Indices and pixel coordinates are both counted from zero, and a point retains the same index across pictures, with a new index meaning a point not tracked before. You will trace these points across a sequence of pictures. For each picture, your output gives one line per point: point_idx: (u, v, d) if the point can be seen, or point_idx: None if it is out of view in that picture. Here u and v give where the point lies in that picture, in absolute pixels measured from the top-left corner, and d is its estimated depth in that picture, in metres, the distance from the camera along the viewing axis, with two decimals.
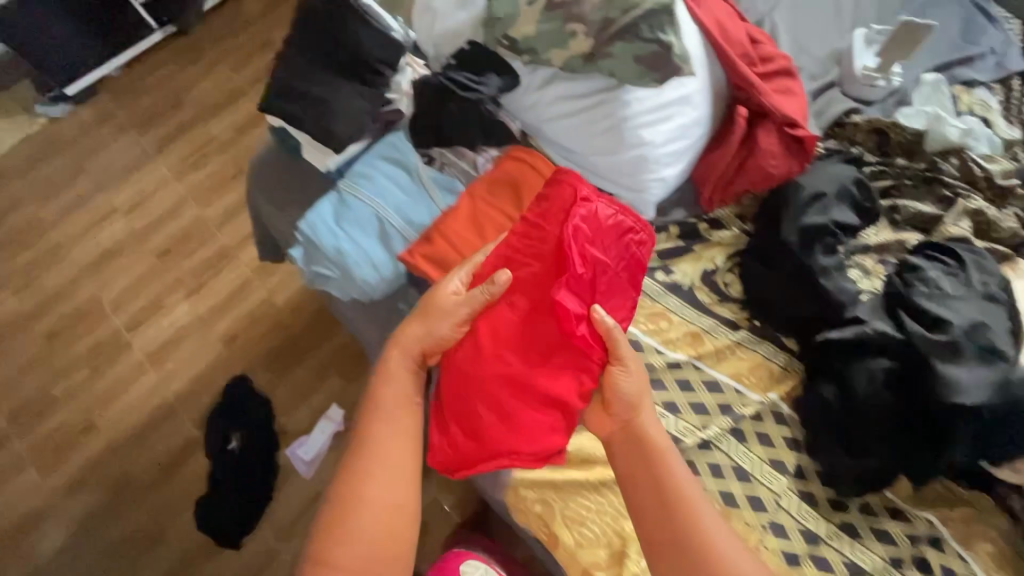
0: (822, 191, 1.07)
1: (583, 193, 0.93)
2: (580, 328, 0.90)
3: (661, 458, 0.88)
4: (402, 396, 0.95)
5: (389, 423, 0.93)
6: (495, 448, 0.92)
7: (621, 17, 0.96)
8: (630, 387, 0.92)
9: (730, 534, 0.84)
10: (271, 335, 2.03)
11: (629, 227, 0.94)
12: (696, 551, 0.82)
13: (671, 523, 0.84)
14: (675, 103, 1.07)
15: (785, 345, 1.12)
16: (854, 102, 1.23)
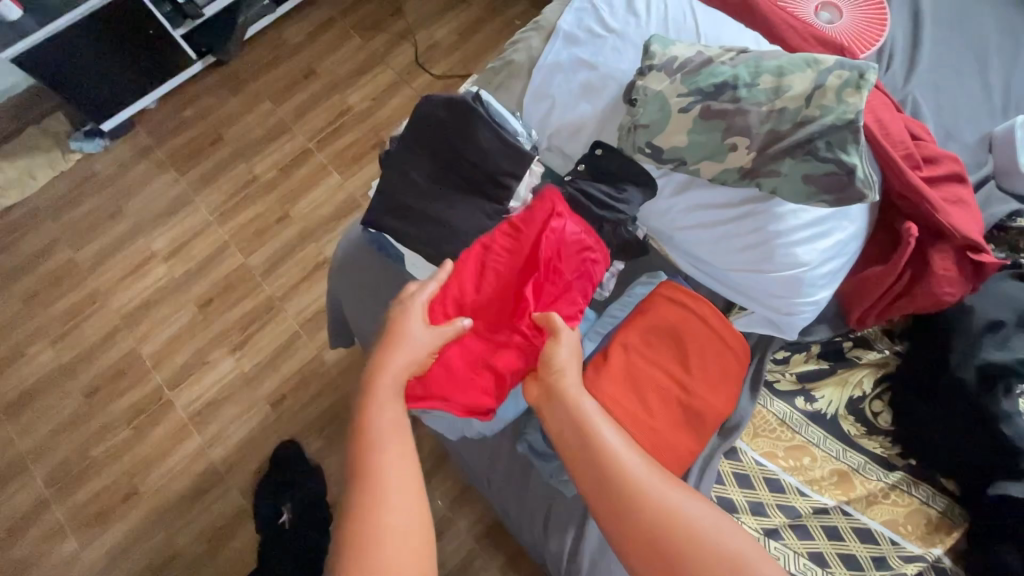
0: (999, 319, 0.95)
1: (556, 208, 0.88)
2: (525, 316, 0.85)
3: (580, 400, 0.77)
4: (392, 422, 0.76)
5: (383, 458, 0.73)
6: (426, 386, 0.85)
7: (794, 132, 0.83)
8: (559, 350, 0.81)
9: (671, 481, 0.71)
10: (320, 397, 1.90)
11: (587, 242, 0.89)
12: (633, 499, 0.69)
13: (600, 471, 0.72)
14: (833, 219, 0.94)
15: (944, 487, 0.98)
16: (1017, 201, 1.09)
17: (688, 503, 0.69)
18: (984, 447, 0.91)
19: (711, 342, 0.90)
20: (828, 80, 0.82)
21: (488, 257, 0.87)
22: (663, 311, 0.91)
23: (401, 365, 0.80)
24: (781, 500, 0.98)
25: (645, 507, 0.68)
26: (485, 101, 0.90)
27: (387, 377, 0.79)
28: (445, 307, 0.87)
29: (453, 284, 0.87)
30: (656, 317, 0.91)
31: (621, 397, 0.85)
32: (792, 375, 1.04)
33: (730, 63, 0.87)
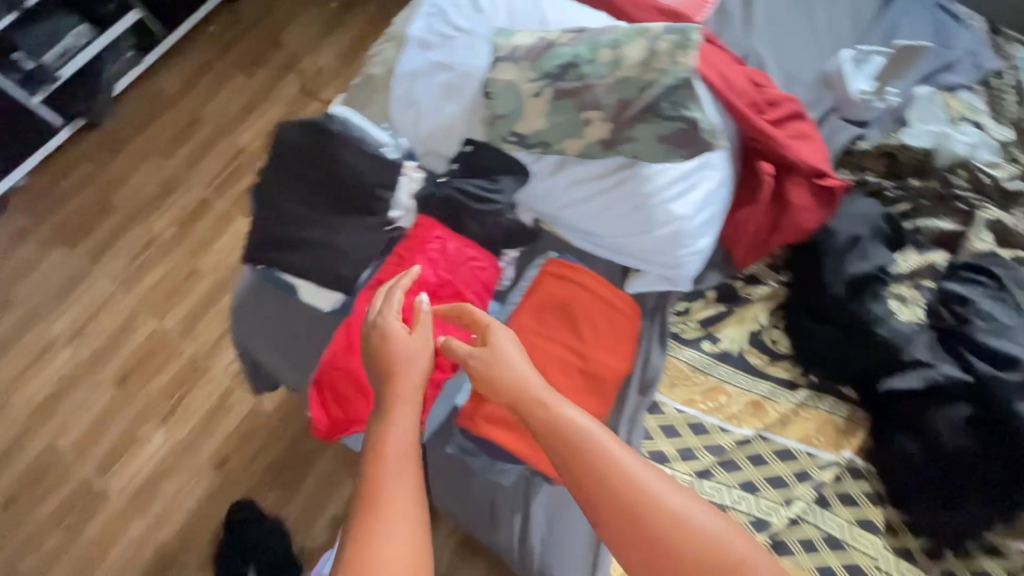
0: (858, 234, 1.04)
1: (433, 233, 0.89)
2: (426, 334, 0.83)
3: (558, 406, 0.72)
4: (406, 450, 0.68)
5: (398, 482, 0.65)
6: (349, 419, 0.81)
7: (639, 98, 0.88)
8: (489, 353, 0.78)
9: (670, 487, 0.68)
10: (265, 450, 1.82)
11: (471, 254, 0.90)
12: (631, 516, 0.65)
13: (591, 484, 0.67)
14: (697, 171, 1.00)
15: (845, 395, 1.07)
16: (855, 127, 1.21)
17: (689, 508, 0.66)
18: (868, 351, 1.00)
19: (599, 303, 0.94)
20: (660, 45, 0.88)
21: (378, 288, 0.88)
22: (551, 288, 0.95)
23: (409, 384, 0.74)
24: (706, 441, 1.03)
25: (645, 519, 0.65)
26: (346, 112, 0.94)
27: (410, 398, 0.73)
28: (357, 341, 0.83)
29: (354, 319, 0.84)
30: (542, 294, 0.94)
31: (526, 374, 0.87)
32: (695, 322, 1.10)
33: (571, 43, 0.91)
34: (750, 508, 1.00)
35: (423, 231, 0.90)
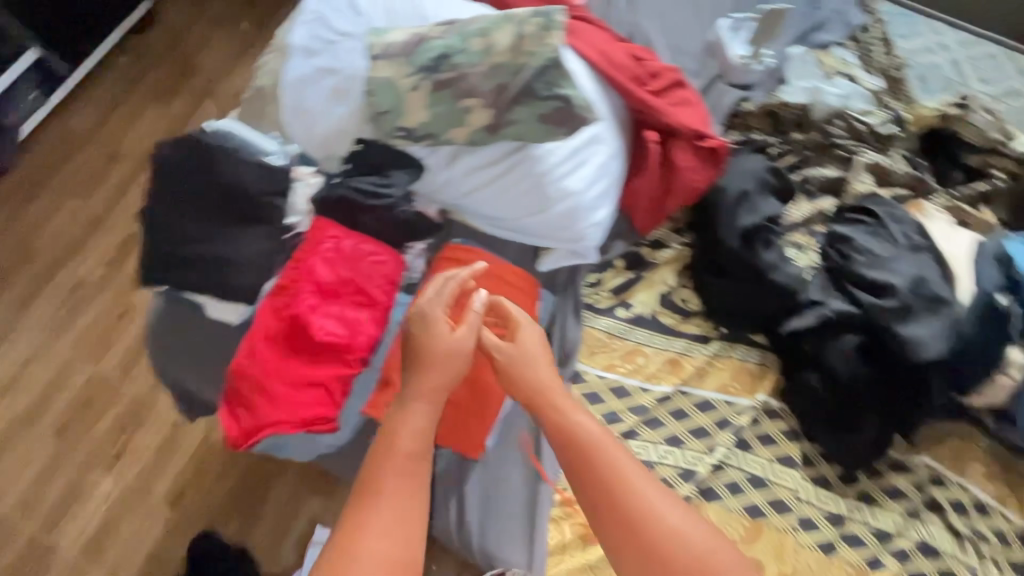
0: (745, 188, 1.10)
1: (328, 233, 0.89)
2: (327, 333, 0.84)
3: (572, 415, 0.81)
4: (416, 445, 0.75)
5: (402, 473, 0.72)
6: (258, 424, 0.82)
7: (514, 82, 0.92)
8: (518, 352, 0.86)
9: (660, 492, 0.75)
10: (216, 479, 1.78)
11: (370, 249, 0.91)
12: (622, 511, 0.73)
13: (590, 480, 0.76)
14: (587, 146, 1.04)
15: (755, 341, 1.12)
16: (739, 90, 1.27)
17: (671, 509, 0.74)
18: (766, 297, 1.07)
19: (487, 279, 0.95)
20: (526, 28, 0.91)
21: (279, 293, 0.87)
22: (442, 268, 0.98)
23: (433, 380, 0.79)
24: (629, 403, 1.07)
25: (632, 518, 0.73)
26: (238, 125, 0.99)
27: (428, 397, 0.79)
28: (259, 347, 0.84)
29: (256, 326, 0.85)
30: (435, 280, 1.00)
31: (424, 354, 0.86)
32: (608, 291, 1.14)
33: (442, 35, 0.93)
34: (676, 461, 1.04)
35: (317, 232, 0.90)
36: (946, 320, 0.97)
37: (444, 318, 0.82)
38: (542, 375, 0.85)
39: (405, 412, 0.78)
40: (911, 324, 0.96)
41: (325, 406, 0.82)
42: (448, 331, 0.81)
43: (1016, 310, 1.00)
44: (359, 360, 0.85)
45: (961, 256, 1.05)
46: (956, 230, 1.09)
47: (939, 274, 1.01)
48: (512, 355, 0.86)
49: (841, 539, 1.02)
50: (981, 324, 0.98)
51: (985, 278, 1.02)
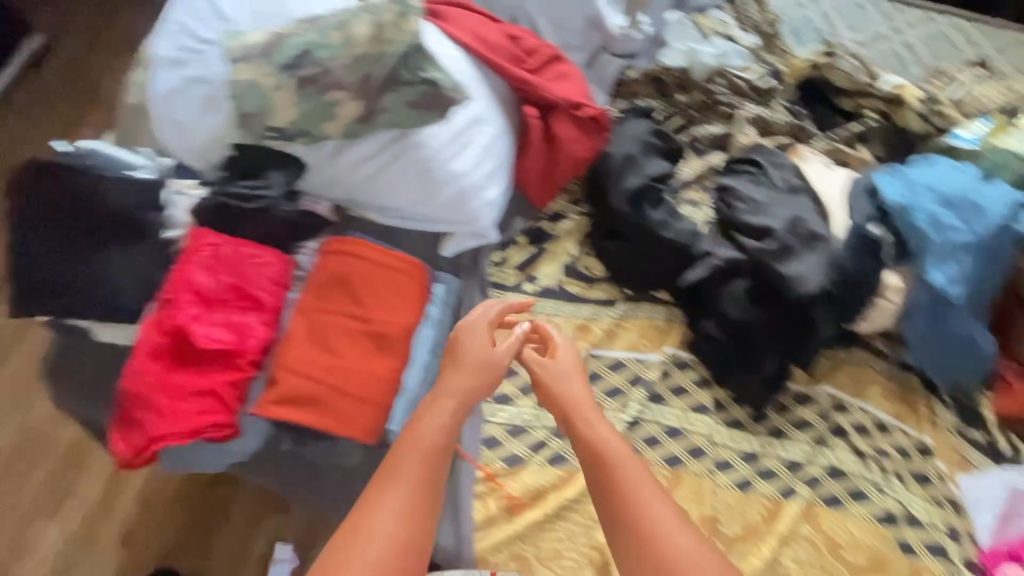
0: (630, 152, 1.13)
1: (205, 240, 0.88)
2: (213, 341, 0.83)
3: (601, 427, 0.87)
4: (437, 442, 0.82)
5: (421, 461, 0.79)
6: (149, 439, 0.80)
7: (378, 71, 0.92)
8: (557, 369, 0.93)
9: (674, 519, 0.78)
10: (143, 530, 1.40)
11: (253, 253, 0.90)
12: (632, 524, 0.78)
13: (607, 487, 0.81)
14: (469, 128, 1.06)
15: (660, 298, 1.16)
16: (623, 59, 1.31)
17: (674, 529, 0.77)
18: (661, 254, 1.11)
19: (380, 273, 0.85)
20: (384, 16, 0.92)
21: (161, 306, 0.85)
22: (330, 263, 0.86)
23: (464, 384, 0.87)
24: None
25: (643, 533, 0.77)
26: (101, 141, 0.99)
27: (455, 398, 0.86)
28: (143, 361, 0.82)
29: (138, 341, 0.84)
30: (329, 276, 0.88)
31: (313, 358, 0.79)
32: (514, 268, 1.15)
33: (301, 32, 0.93)
34: None
35: (194, 240, 0.89)
36: (823, 254, 1.02)
37: (485, 336, 0.90)
38: (572, 390, 0.91)
39: (431, 409, 0.84)
40: (789, 262, 1.01)
41: (216, 413, 0.82)
42: (487, 344, 0.91)
43: (888, 240, 1.07)
44: (249, 364, 0.85)
45: (834, 193, 1.11)
46: (830, 170, 1.14)
47: (814, 212, 1.07)
48: (546, 365, 0.93)
49: (756, 476, 1.06)
50: (856, 255, 1.03)
51: (857, 211, 1.07)
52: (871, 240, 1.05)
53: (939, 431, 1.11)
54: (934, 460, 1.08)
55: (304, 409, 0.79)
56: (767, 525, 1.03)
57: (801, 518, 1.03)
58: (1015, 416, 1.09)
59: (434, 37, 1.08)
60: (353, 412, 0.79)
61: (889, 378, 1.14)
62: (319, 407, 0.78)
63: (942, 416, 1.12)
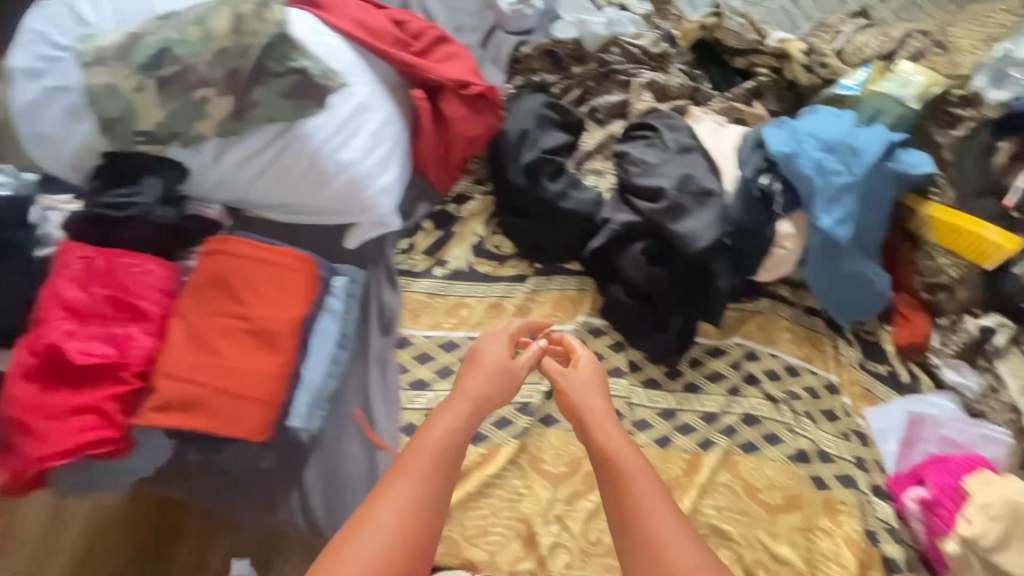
0: (524, 127, 1.13)
1: (76, 253, 0.85)
2: (92, 356, 0.80)
3: (618, 436, 0.82)
4: (440, 454, 0.77)
5: (431, 460, 0.76)
6: (32, 461, 0.78)
7: (245, 64, 0.90)
8: (578, 377, 0.90)
9: (686, 539, 0.71)
10: (96, 561, 1.12)
11: (130, 262, 0.86)
12: (646, 547, 0.71)
13: (620, 504, 0.75)
14: (356, 115, 1.04)
15: (572, 269, 1.17)
16: (517, 36, 1.32)
17: (687, 555, 0.69)
18: (564, 225, 1.12)
19: (263, 269, 0.84)
20: (243, 8, 0.90)
21: (36, 325, 0.82)
22: (205, 264, 0.83)
23: (476, 390, 0.85)
24: (459, 354, 1.09)
25: (654, 555, 0.70)
26: None
27: (467, 410, 0.82)
28: (18, 383, 0.79)
29: (12, 363, 0.80)
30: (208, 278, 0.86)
31: (194, 362, 0.78)
32: (421, 254, 1.15)
33: (159, 30, 0.89)
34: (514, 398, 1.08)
35: (65, 254, 0.85)
36: (715, 209, 1.05)
37: (504, 347, 0.90)
38: (590, 400, 0.87)
39: (445, 418, 0.81)
40: (682, 219, 1.04)
41: (102, 429, 0.79)
42: (507, 354, 0.90)
43: (779, 189, 1.09)
44: (134, 376, 0.82)
45: (725, 148, 1.13)
46: (722, 128, 1.17)
47: (706, 168, 1.09)
48: (567, 372, 0.90)
49: (675, 431, 1.09)
50: (748, 208, 1.06)
51: (744, 163, 1.10)
52: (761, 191, 1.07)
53: (843, 368, 1.15)
54: (840, 396, 1.13)
55: (186, 414, 0.77)
56: (688, 478, 1.05)
57: (720, 467, 1.06)
58: (910, 345, 1.14)
59: (312, 27, 1.05)
60: (240, 412, 0.77)
61: (796, 322, 1.17)
62: (200, 410, 0.77)
63: (845, 354, 1.16)
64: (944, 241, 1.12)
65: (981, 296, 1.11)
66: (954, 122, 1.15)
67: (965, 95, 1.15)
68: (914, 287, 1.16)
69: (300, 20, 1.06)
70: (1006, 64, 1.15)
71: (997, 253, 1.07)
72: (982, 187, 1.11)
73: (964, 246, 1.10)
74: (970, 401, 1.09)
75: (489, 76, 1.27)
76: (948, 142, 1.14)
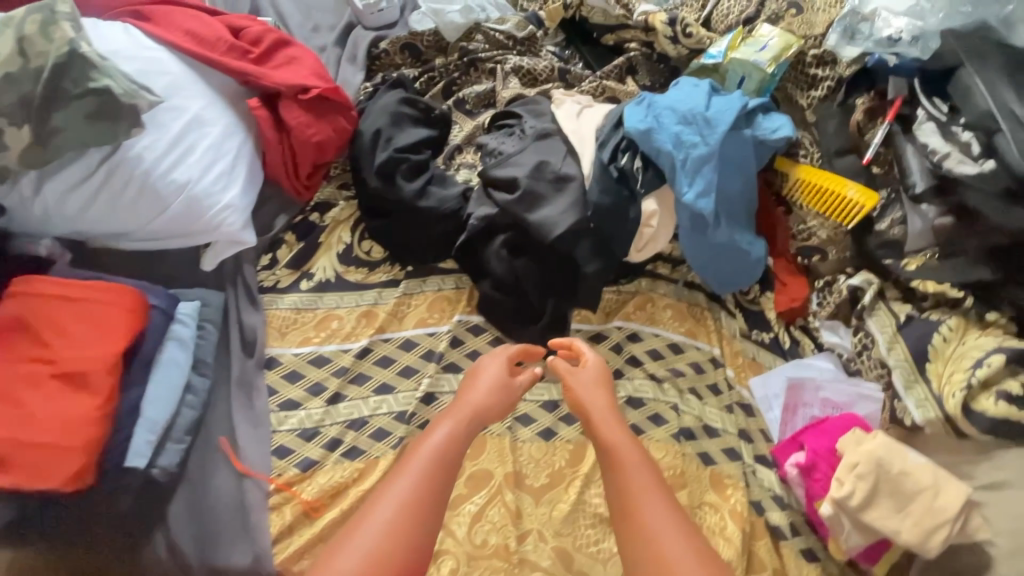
0: (378, 127, 1.10)
1: None
2: None
3: (620, 431, 0.88)
4: (434, 462, 0.84)
5: (431, 466, 0.83)
6: None
7: (37, 89, 0.84)
8: (585, 376, 0.96)
9: (673, 524, 0.79)
10: None
11: None
12: (634, 523, 0.80)
13: (616, 487, 0.83)
14: (188, 132, 0.98)
15: (447, 268, 1.14)
16: (376, 32, 1.26)
17: (671, 534, 0.78)
18: (428, 223, 1.08)
19: (72, 308, 0.79)
20: (26, 29, 0.84)
21: None
22: (7, 306, 0.78)
23: (478, 401, 0.92)
24: (331, 368, 1.06)
25: (641, 531, 0.79)
26: None
27: (465, 425, 0.89)
28: None
29: None
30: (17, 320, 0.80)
31: None
32: (285, 268, 1.10)
33: None
34: (391, 407, 1.04)
35: None
36: (571, 194, 1.04)
37: (504, 365, 0.97)
38: (593, 397, 0.93)
39: (447, 431, 0.88)
40: (538, 206, 1.02)
41: None
42: (504, 373, 0.97)
43: (640, 167, 1.06)
44: None
45: (588, 129, 1.11)
46: (588, 110, 1.15)
47: (564, 153, 1.07)
48: (575, 371, 0.96)
49: (559, 422, 1.07)
50: (606, 189, 1.04)
51: (603, 143, 1.08)
52: (619, 170, 1.06)
53: (725, 339, 1.14)
54: (723, 369, 1.12)
55: None
56: (572, 468, 1.04)
57: None
58: (790, 309, 1.13)
59: (137, 44, 1.00)
60: (47, 460, 0.72)
61: (677, 298, 1.16)
62: (2, 466, 0.72)
63: (726, 326, 1.15)
64: (813, 203, 1.11)
65: (851, 257, 1.11)
66: (813, 82, 1.14)
67: (819, 55, 1.13)
68: (791, 251, 1.15)
69: (123, 37, 1.00)
70: (856, 19, 1.10)
71: (857, 212, 1.07)
72: (842, 146, 1.09)
73: (831, 208, 1.09)
74: (846, 359, 1.09)
75: (348, 76, 1.21)
76: (809, 104, 1.14)
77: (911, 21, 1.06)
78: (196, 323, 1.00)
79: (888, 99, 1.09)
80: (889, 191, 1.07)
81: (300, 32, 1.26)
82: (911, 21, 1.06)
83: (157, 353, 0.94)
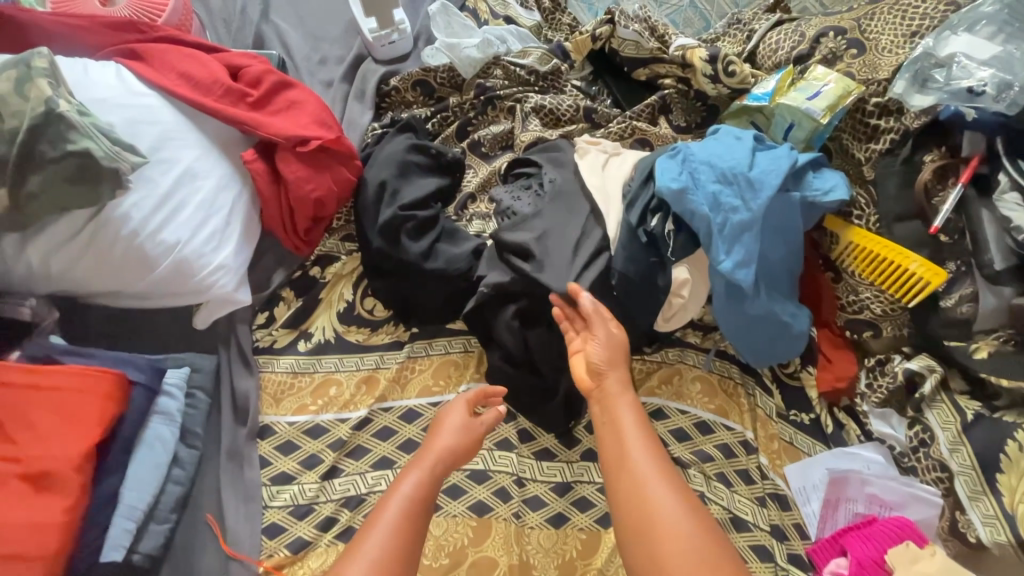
0: (383, 178, 1.02)
1: None
2: None
3: (625, 404, 0.81)
4: (402, 512, 0.77)
5: (400, 522, 0.76)
6: None
7: (11, 151, 0.80)
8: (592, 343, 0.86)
9: (676, 502, 0.71)
10: None
11: None
12: (634, 492, 0.73)
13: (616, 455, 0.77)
14: (176, 188, 0.90)
15: (455, 331, 1.05)
16: (386, 67, 1.18)
17: (672, 509, 0.71)
18: (434, 286, 0.99)
19: (38, 396, 0.78)
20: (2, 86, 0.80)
21: None
22: None
23: (444, 445, 0.85)
24: (327, 440, 0.98)
25: (641, 496, 0.73)
26: None
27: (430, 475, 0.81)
28: None
29: None
30: None
31: None
32: (282, 327, 1.03)
33: None
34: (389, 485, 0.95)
35: None
36: (591, 261, 0.94)
37: (464, 411, 0.88)
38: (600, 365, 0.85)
39: (411, 479, 0.80)
40: (552, 267, 0.93)
41: None
42: (466, 420, 0.88)
43: (672, 230, 0.94)
44: None
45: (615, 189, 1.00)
46: (608, 157, 1.04)
47: (584, 216, 0.97)
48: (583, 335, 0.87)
49: (573, 507, 0.98)
50: (633, 256, 0.93)
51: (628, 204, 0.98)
52: (648, 235, 0.94)
53: (760, 421, 1.03)
54: (757, 455, 1.00)
55: None
56: (584, 561, 0.94)
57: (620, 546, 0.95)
58: (834, 390, 1.01)
59: (128, 90, 0.93)
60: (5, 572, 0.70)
61: (707, 369, 1.05)
62: None
63: (762, 404, 1.03)
64: (868, 272, 0.98)
65: (910, 335, 0.99)
66: (873, 134, 1.01)
67: (882, 103, 0.99)
68: (837, 323, 1.03)
69: (113, 80, 0.93)
70: (927, 65, 0.99)
71: (921, 288, 0.93)
72: (904, 211, 0.96)
73: (888, 280, 0.95)
74: (898, 453, 0.97)
75: (355, 116, 1.13)
76: (867, 158, 1.00)
77: (997, 72, 0.95)
78: (185, 392, 0.94)
79: (963, 157, 0.96)
80: (958, 262, 0.93)
81: (306, 66, 1.19)
82: (995, 73, 0.95)
83: (142, 432, 0.88)
